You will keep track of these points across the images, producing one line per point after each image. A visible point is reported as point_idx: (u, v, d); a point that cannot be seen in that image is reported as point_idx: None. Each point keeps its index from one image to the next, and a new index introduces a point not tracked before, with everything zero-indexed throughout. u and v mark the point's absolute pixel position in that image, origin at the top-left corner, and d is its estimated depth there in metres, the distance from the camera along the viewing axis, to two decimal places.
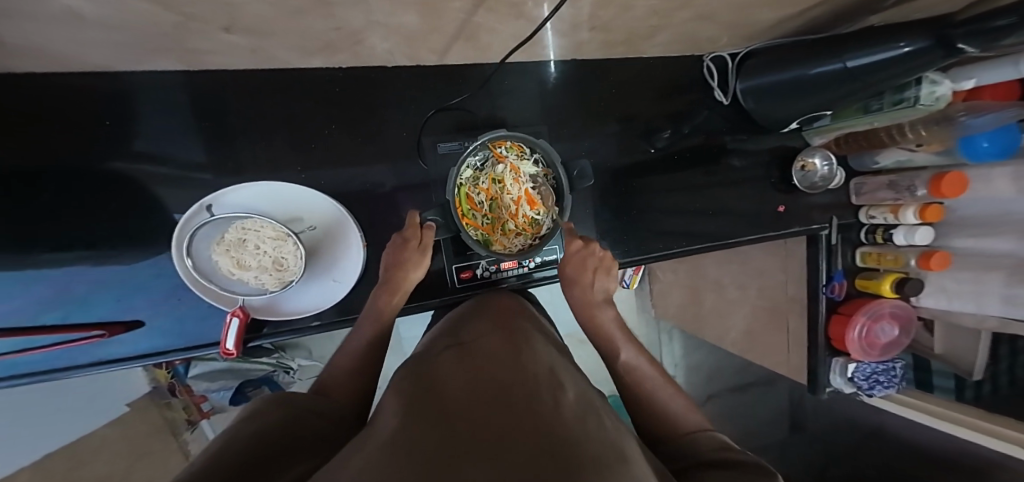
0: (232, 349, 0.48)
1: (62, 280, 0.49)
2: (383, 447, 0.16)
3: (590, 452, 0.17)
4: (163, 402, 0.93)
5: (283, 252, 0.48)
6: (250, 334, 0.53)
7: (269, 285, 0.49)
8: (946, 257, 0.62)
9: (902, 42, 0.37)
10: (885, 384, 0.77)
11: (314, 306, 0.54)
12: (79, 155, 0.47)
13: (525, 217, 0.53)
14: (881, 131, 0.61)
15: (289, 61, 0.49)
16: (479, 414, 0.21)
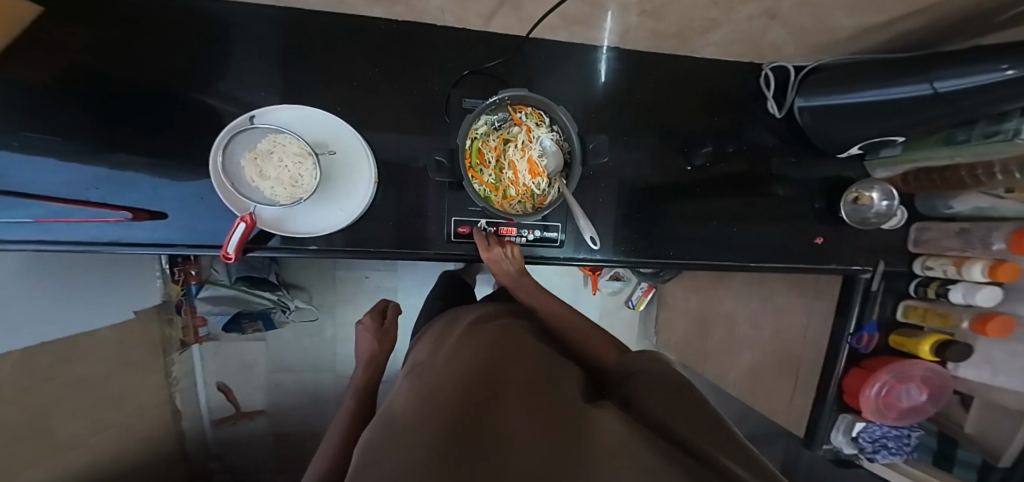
0: (233, 253, 0.47)
1: (98, 159, 0.49)
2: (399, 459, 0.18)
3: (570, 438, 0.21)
4: (165, 317, 0.96)
5: (301, 169, 0.49)
6: (252, 244, 0.53)
7: (281, 199, 0.49)
8: (1007, 325, 0.54)
9: (1001, 64, 0.32)
10: (891, 451, 0.69)
11: (318, 229, 0.53)
12: (142, 57, 0.50)
13: (525, 185, 0.51)
14: (960, 172, 0.54)
15: (354, 8, 0.51)
16: (471, 417, 0.24)
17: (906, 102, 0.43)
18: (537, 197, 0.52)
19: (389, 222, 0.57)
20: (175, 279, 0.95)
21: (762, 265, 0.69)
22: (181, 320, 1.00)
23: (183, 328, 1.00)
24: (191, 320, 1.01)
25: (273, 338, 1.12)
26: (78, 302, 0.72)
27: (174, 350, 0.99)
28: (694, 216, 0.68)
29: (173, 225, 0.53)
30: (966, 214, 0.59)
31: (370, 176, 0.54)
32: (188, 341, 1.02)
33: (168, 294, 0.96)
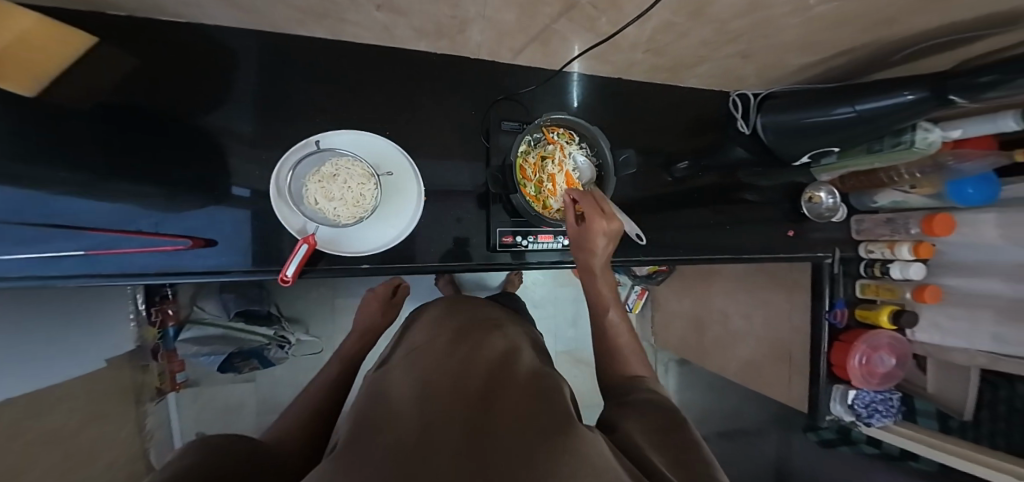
0: (291, 276, 0.48)
1: (148, 190, 0.49)
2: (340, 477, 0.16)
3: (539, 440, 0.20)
4: (140, 364, 0.88)
5: (364, 191, 0.50)
6: (307, 267, 0.53)
7: (342, 219, 0.49)
8: (939, 291, 0.70)
9: (906, 92, 0.48)
10: (883, 413, 0.81)
11: (371, 248, 0.54)
12: (190, 84, 0.51)
13: (563, 195, 0.58)
14: (881, 173, 0.71)
15: (400, 42, 0.56)
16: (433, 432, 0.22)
17: (833, 121, 0.58)
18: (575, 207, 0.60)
19: (428, 234, 0.61)
20: (152, 321, 0.88)
21: (753, 258, 0.80)
22: (159, 366, 0.90)
23: (159, 375, 0.90)
24: (168, 366, 0.91)
25: (265, 377, 1.02)
26: (45, 352, 0.63)
27: (147, 400, 0.88)
28: (690, 218, 0.79)
29: (224, 251, 0.53)
30: (888, 206, 0.75)
31: (420, 195, 0.55)
32: (164, 389, 0.91)
33: (143, 339, 0.88)
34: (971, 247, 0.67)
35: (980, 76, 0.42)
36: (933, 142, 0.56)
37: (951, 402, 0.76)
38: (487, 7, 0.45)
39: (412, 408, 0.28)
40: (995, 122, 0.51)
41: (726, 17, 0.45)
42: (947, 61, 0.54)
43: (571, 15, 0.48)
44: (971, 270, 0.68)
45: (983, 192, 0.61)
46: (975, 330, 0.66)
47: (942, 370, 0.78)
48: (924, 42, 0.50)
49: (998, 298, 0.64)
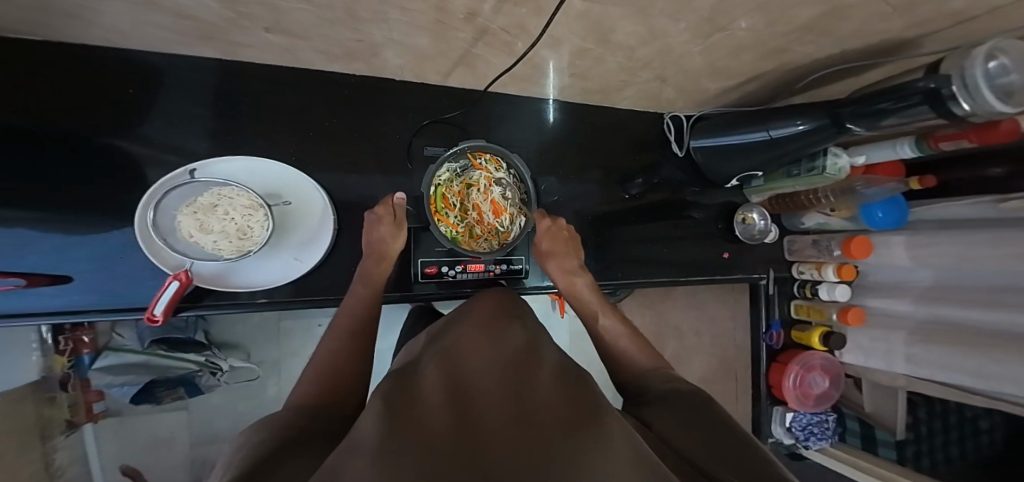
0: (160, 315, 0.44)
1: None
2: (384, 449, 0.17)
3: (580, 425, 0.22)
4: (45, 397, 0.78)
5: (250, 221, 0.48)
6: (184, 303, 0.49)
7: (225, 252, 0.47)
8: (859, 314, 0.78)
9: (799, 120, 0.54)
10: (819, 436, 0.88)
11: (261, 283, 0.52)
12: (65, 112, 0.47)
13: (490, 223, 0.59)
14: (803, 196, 0.75)
15: (310, 63, 0.55)
16: (478, 413, 0.23)
17: (750, 142, 0.61)
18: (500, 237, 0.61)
19: (348, 263, 0.60)
20: (61, 350, 0.79)
21: (691, 279, 0.82)
22: (68, 398, 0.83)
23: (70, 407, 0.84)
24: (83, 396, 0.85)
25: (198, 406, 0.97)
26: None
27: (56, 433, 0.82)
28: (636, 239, 0.79)
29: (79, 289, 0.49)
30: (813, 228, 0.81)
31: (328, 221, 0.56)
32: (76, 420, 0.86)
33: (49, 369, 0.77)
34: (891, 271, 0.79)
35: (875, 103, 0.45)
36: (840, 168, 0.61)
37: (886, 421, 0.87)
38: (393, 31, 0.45)
39: (444, 385, 0.29)
40: (891, 148, 0.59)
41: (633, 44, 0.47)
42: (851, 84, 0.57)
43: (485, 41, 0.48)
44: (888, 291, 0.79)
45: (891, 213, 0.68)
46: (891, 351, 0.77)
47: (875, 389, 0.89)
48: (832, 67, 0.52)
49: (907, 319, 0.76)
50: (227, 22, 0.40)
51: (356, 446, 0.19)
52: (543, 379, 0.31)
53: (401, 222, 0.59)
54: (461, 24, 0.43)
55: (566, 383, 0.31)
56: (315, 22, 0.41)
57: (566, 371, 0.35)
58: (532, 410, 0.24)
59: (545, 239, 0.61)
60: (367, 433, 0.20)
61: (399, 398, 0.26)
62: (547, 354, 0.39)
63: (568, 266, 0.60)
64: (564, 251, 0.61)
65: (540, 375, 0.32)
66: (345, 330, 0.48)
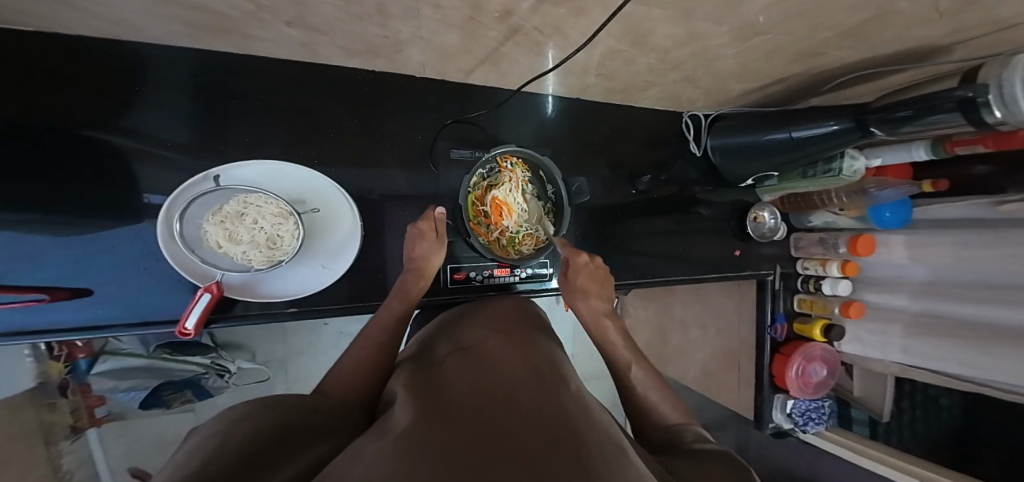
0: (190, 330, 0.46)
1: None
2: (408, 455, 0.20)
3: (592, 448, 0.24)
4: (45, 403, 0.75)
5: (279, 230, 0.48)
6: (217, 314, 0.50)
7: (255, 263, 0.48)
8: (861, 308, 0.81)
9: (832, 121, 0.53)
10: (816, 421, 0.94)
11: (293, 291, 0.52)
12: (68, 112, 0.44)
13: (522, 229, 0.62)
14: (816, 195, 0.77)
15: (327, 59, 0.52)
16: (498, 424, 0.27)
17: (773, 143, 0.61)
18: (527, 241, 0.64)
19: (374, 270, 0.60)
20: (55, 356, 0.75)
21: (703, 277, 0.84)
22: (69, 404, 0.80)
23: (72, 412, 0.81)
24: (84, 401, 0.82)
25: (205, 408, 0.96)
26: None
27: (61, 439, 0.79)
28: (650, 238, 0.81)
29: (100, 303, 0.47)
30: (821, 226, 0.83)
31: (354, 227, 0.55)
32: (80, 425, 0.83)
33: (46, 376, 0.74)
34: (884, 267, 0.82)
35: (896, 110, 0.46)
36: (857, 170, 0.62)
37: (874, 406, 0.93)
38: (421, 28, 0.43)
39: (466, 395, 0.33)
40: (906, 151, 0.61)
41: (669, 46, 0.46)
42: (873, 87, 0.58)
43: (517, 40, 0.46)
44: (884, 287, 0.82)
45: (898, 215, 0.71)
46: (887, 342, 0.81)
47: (866, 376, 0.94)
48: (859, 71, 0.52)
49: (902, 313, 0.80)
50: (246, 15, 0.37)
51: (388, 437, 0.24)
52: (563, 393, 0.34)
53: (442, 238, 0.58)
54: (496, 23, 0.41)
55: (581, 402, 0.34)
56: (341, 17, 0.38)
57: (586, 394, 0.38)
58: (545, 422, 0.28)
59: (580, 276, 0.60)
60: (395, 438, 0.24)
61: (425, 405, 0.30)
62: (566, 372, 0.42)
63: (599, 309, 0.59)
64: (600, 292, 0.60)
65: (559, 390, 0.35)
66: (373, 342, 0.49)
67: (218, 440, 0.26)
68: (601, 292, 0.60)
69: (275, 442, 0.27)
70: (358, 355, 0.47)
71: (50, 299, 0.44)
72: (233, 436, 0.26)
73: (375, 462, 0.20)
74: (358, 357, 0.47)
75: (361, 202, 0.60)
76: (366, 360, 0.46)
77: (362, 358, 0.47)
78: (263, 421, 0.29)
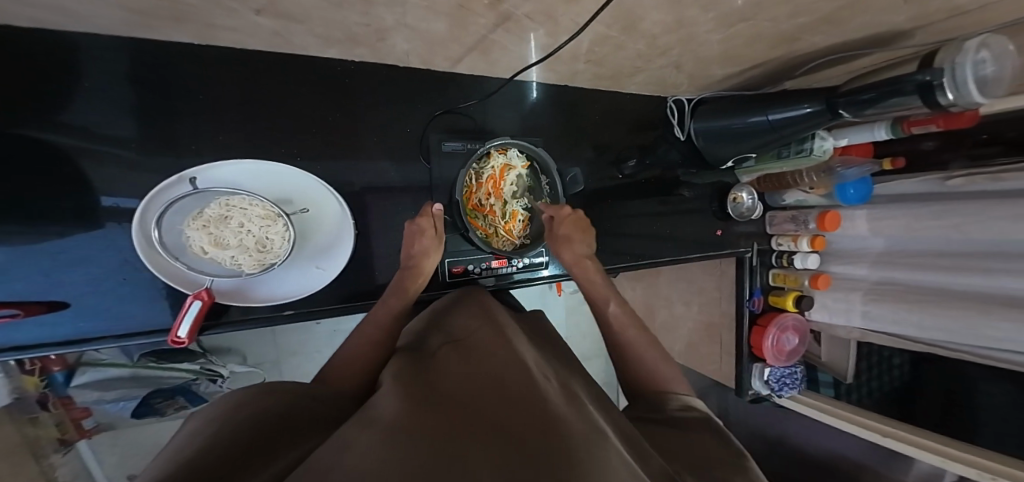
0: (184, 338, 0.45)
1: None
2: (395, 445, 0.22)
3: (573, 439, 0.27)
4: (25, 418, 0.71)
5: (269, 233, 0.47)
6: (210, 321, 0.49)
7: (245, 267, 0.47)
8: (827, 279, 0.89)
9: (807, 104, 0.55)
10: (789, 384, 1.03)
11: (288, 294, 0.52)
12: (21, 109, 0.41)
13: (518, 220, 0.64)
14: (788, 176, 0.82)
15: (305, 48, 0.50)
16: (485, 418, 0.29)
17: (751, 127, 0.64)
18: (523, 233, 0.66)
19: (368, 267, 0.60)
20: (28, 370, 0.70)
21: (688, 257, 0.88)
22: (52, 417, 0.76)
23: (56, 426, 0.77)
24: (67, 414, 0.79)
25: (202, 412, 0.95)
26: None
27: (51, 452, 0.77)
28: (637, 224, 0.83)
29: (81, 316, 0.45)
30: (793, 204, 0.89)
31: (347, 225, 0.53)
32: (69, 438, 0.81)
33: (22, 391, 0.70)
34: (849, 239, 0.88)
35: (861, 94, 0.49)
36: (827, 150, 0.66)
37: (836, 368, 1.02)
38: (407, 15, 0.42)
39: (455, 388, 0.35)
40: (871, 131, 0.63)
41: (657, 33, 0.47)
42: (840, 71, 0.61)
43: (506, 27, 0.46)
44: (849, 258, 0.89)
45: (860, 192, 0.76)
46: (850, 309, 0.87)
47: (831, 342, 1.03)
48: (830, 55, 0.54)
49: (863, 281, 0.87)
50: (210, 3, 0.35)
51: (379, 425, 0.26)
52: (547, 389, 0.36)
53: (440, 234, 0.58)
54: (485, 10, 0.40)
55: (566, 399, 0.36)
56: (318, 3, 0.37)
57: (569, 393, 0.40)
58: (528, 420, 0.29)
59: (567, 227, 0.63)
60: (385, 426, 0.26)
61: (417, 397, 0.32)
62: (550, 371, 0.45)
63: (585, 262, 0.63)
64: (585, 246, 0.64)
65: (544, 387, 0.37)
66: (370, 340, 0.48)
67: (214, 430, 0.27)
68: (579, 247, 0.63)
69: (269, 433, 0.28)
70: (358, 350, 0.48)
71: (25, 314, 0.41)
72: (225, 429, 0.27)
73: (363, 448, 0.22)
74: (354, 352, 0.47)
75: (351, 197, 0.58)
76: (368, 358, 0.46)
77: (359, 353, 0.47)
78: (250, 413, 0.30)
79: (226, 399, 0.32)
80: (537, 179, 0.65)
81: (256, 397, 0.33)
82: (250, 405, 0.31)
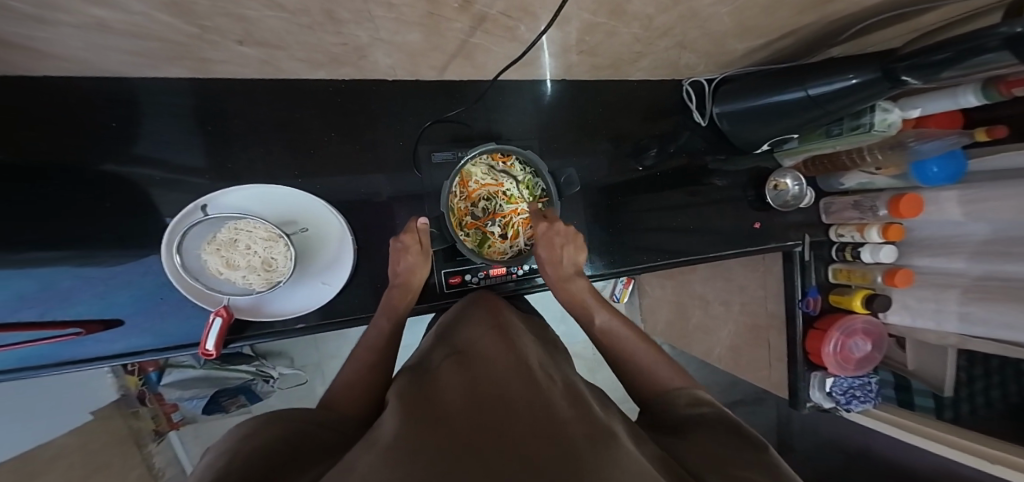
0: (213, 349, 0.50)
1: (46, 278, 0.48)
2: (389, 464, 0.20)
3: (582, 439, 0.25)
4: (129, 410, 0.92)
5: (273, 253, 0.50)
6: (232, 335, 0.55)
7: (256, 285, 0.51)
8: (909, 275, 0.71)
9: (851, 74, 0.44)
10: (862, 399, 0.86)
11: (300, 308, 0.56)
12: (77, 155, 0.48)
13: (513, 225, 0.63)
14: (843, 156, 0.69)
15: (295, 73, 0.52)
16: (488, 422, 0.27)
17: (787, 104, 0.54)
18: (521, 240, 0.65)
19: (372, 282, 0.62)
20: (130, 371, 0.87)
21: (720, 255, 0.78)
22: (150, 411, 0.96)
23: (153, 418, 0.96)
24: (161, 407, 0.96)
25: (261, 408, 1.05)
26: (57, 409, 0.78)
27: (149, 441, 0.95)
28: (656, 221, 0.76)
29: (133, 332, 0.52)
30: (854, 188, 0.75)
31: (346, 241, 0.57)
32: (162, 429, 0.98)
33: (125, 388, 0.91)
34: (940, 226, 0.71)
35: (932, 54, 0.36)
36: (891, 124, 0.54)
37: (930, 378, 0.84)
38: (379, 30, 0.40)
39: (455, 394, 0.33)
40: (952, 99, 0.51)
41: (652, 13, 0.40)
42: (901, 31, 0.49)
43: (484, 28, 0.43)
44: (941, 248, 0.71)
45: (947, 170, 0.60)
46: (941, 309, 0.70)
47: (917, 348, 0.85)
48: (881, 14, 0.44)
49: (960, 277, 0.69)
50: (193, 38, 0.36)
51: (379, 444, 0.24)
52: (551, 390, 0.34)
53: (427, 249, 0.59)
54: (456, 15, 0.38)
55: (574, 400, 0.34)
56: (287, 29, 0.36)
57: (576, 392, 0.37)
58: (530, 421, 0.27)
59: (540, 244, 0.58)
60: (380, 446, 0.24)
61: (415, 409, 0.30)
62: (557, 372, 0.42)
63: (563, 273, 0.58)
64: (563, 256, 0.58)
65: (550, 390, 0.34)
66: (364, 363, 0.50)
67: (228, 458, 0.28)
68: (565, 256, 0.58)
69: (276, 461, 0.28)
70: (356, 367, 0.49)
71: (86, 332, 0.49)
72: (223, 467, 0.26)
73: (354, 475, 0.20)
74: (356, 368, 0.49)
75: (353, 213, 0.61)
76: (365, 380, 0.47)
77: (359, 373, 0.48)
78: (255, 444, 0.29)
79: (240, 426, 0.33)
80: (532, 181, 0.63)
81: (265, 425, 0.33)
82: (244, 430, 0.32)
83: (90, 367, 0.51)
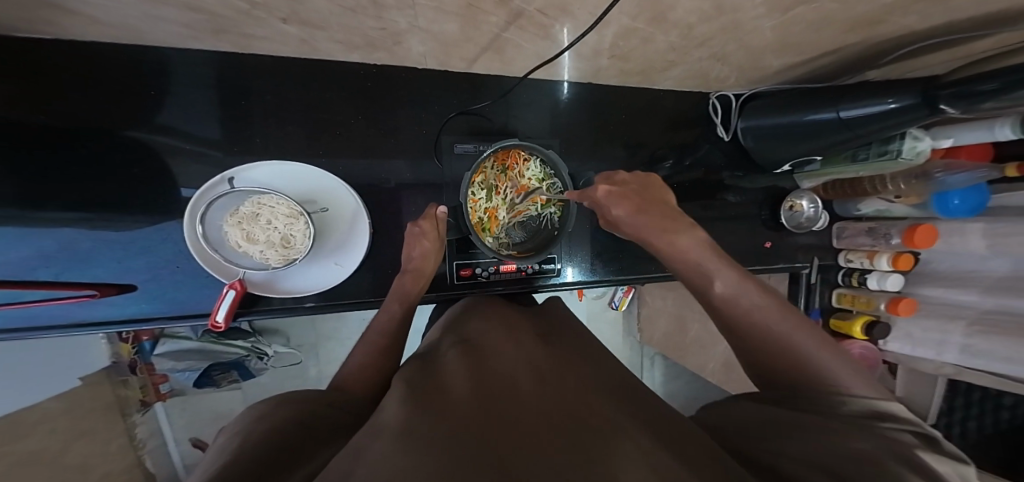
0: (222, 321, 0.49)
1: (64, 237, 0.47)
2: (397, 451, 0.19)
3: (596, 429, 0.24)
4: (119, 379, 0.92)
5: (292, 230, 0.50)
6: (243, 309, 0.54)
7: (273, 261, 0.51)
8: (912, 304, 0.71)
9: (889, 99, 0.44)
10: None
11: (313, 287, 0.55)
12: (95, 118, 0.47)
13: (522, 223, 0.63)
14: (865, 181, 0.69)
15: (330, 54, 0.51)
16: (500, 414, 0.26)
17: (817, 126, 0.53)
18: (531, 239, 0.64)
19: (383, 268, 0.61)
20: (124, 338, 0.87)
21: None
22: (139, 381, 0.94)
23: (140, 388, 0.95)
24: (150, 378, 0.95)
25: (252, 385, 1.06)
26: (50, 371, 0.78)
27: (134, 411, 0.95)
28: None
29: (144, 298, 0.51)
30: (870, 214, 0.76)
31: (364, 224, 0.57)
32: (148, 400, 0.96)
33: (117, 355, 0.90)
34: (955, 261, 0.71)
35: (978, 84, 0.37)
36: (919, 152, 0.54)
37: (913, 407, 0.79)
38: (419, 18, 0.40)
39: (464, 385, 0.32)
40: (988, 130, 0.52)
41: (693, 23, 0.40)
42: (940, 58, 0.50)
43: (519, 25, 0.42)
44: (954, 282, 0.70)
45: (970, 202, 0.60)
46: (945, 341, 0.69)
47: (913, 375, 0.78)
48: (918, 42, 0.45)
49: (969, 309, 0.68)
50: (241, 14, 0.35)
51: (389, 430, 0.23)
52: (564, 381, 0.33)
53: (441, 236, 0.58)
54: (496, 10, 0.37)
55: (585, 386, 0.33)
56: (333, 11, 0.35)
57: (590, 379, 0.36)
58: (543, 415, 0.26)
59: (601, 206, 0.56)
60: (386, 434, 0.23)
61: (422, 398, 0.29)
62: (571, 360, 0.40)
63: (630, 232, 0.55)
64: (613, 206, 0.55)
65: (563, 381, 0.33)
66: (375, 348, 0.49)
67: (242, 440, 0.27)
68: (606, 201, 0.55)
69: (292, 448, 0.27)
70: (366, 353, 0.48)
71: (101, 294, 0.48)
72: (233, 457, 0.25)
73: (361, 465, 0.19)
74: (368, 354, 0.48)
75: (370, 199, 0.60)
76: (375, 366, 0.47)
77: (369, 359, 0.48)
78: (275, 426, 0.29)
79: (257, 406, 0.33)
80: (551, 180, 0.63)
81: (282, 407, 0.32)
82: (260, 412, 0.31)
83: (98, 332, 0.50)
